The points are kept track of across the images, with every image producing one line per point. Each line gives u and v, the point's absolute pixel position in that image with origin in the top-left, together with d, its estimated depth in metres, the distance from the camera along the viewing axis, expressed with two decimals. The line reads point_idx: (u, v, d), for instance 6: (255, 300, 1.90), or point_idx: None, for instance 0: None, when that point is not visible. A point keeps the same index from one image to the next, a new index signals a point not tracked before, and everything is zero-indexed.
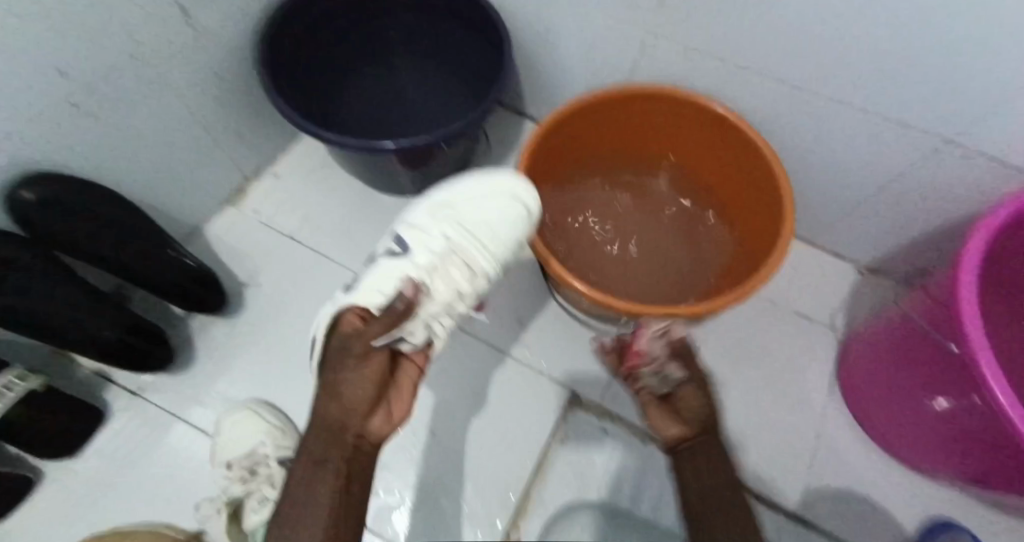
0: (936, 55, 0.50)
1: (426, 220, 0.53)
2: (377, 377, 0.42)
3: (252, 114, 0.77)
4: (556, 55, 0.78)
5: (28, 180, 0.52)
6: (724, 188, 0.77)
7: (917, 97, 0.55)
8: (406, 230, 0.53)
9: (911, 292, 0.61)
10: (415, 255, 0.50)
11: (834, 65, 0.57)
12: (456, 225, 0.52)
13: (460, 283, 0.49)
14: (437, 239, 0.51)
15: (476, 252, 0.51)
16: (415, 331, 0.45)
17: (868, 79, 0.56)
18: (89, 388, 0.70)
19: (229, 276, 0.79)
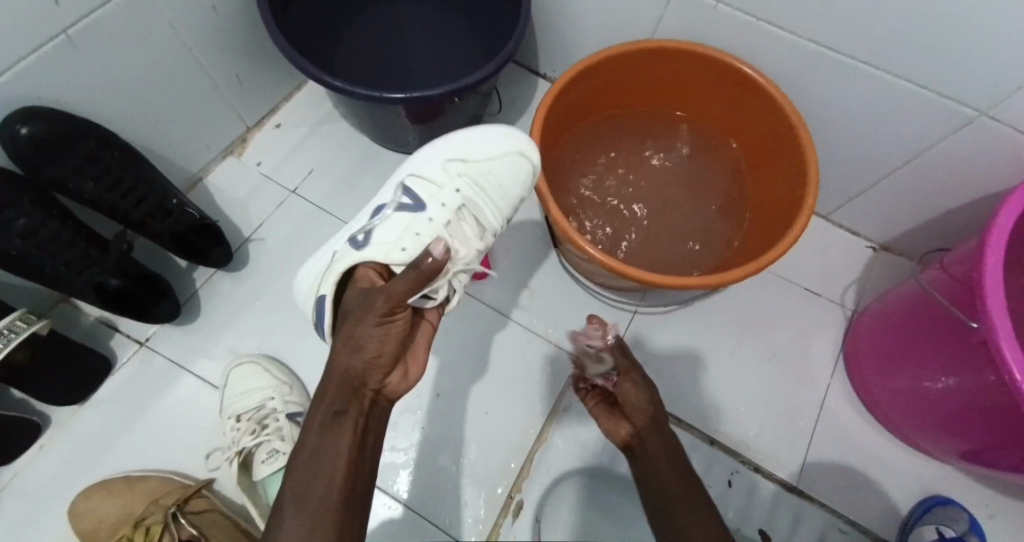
0: (982, 17, 0.47)
1: (437, 172, 0.51)
2: (399, 336, 0.41)
3: (255, 59, 0.74)
4: (575, 7, 0.74)
5: (20, 115, 0.48)
6: (745, 151, 0.74)
7: (955, 65, 0.53)
8: (416, 182, 0.51)
9: (931, 269, 0.60)
10: (429, 213, 0.48)
11: (871, 27, 0.54)
12: (467, 179, 0.50)
13: (473, 241, 0.48)
14: (450, 195, 0.49)
15: (488, 209, 0.49)
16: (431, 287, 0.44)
17: (908, 44, 0.53)
18: (94, 336, 0.70)
19: (233, 230, 0.77)
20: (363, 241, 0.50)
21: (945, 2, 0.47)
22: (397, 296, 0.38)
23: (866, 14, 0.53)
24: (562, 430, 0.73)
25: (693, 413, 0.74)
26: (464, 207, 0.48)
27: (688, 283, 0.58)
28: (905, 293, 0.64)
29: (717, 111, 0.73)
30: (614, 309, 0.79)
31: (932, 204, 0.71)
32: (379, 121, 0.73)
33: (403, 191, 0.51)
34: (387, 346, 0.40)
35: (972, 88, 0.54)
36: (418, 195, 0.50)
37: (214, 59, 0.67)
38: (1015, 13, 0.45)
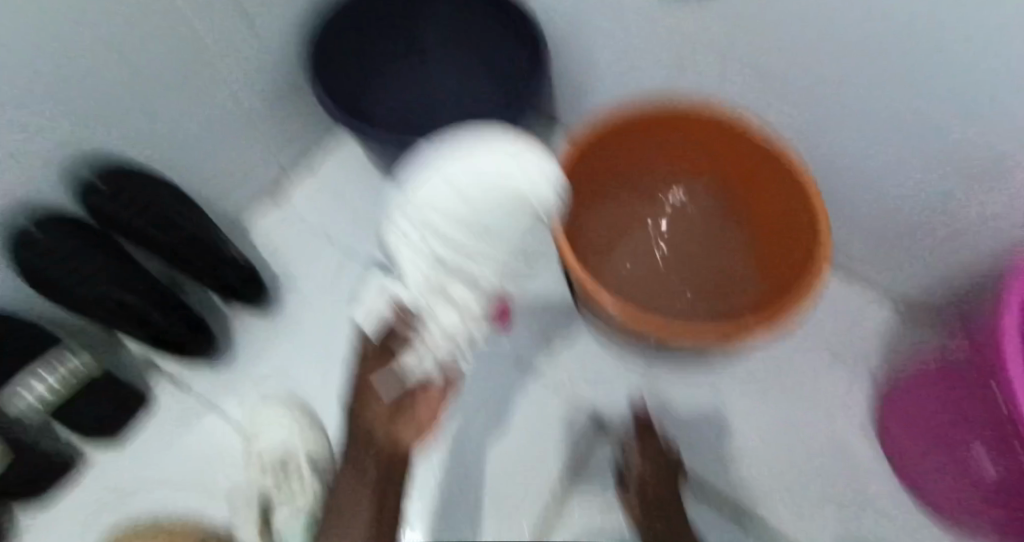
0: None
1: (404, 225, 0.43)
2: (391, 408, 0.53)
3: (289, 109, 0.79)
4: (591, 63, 0.78)
5: (104, 174, 0.56)
6: (755, 206, 0.74)
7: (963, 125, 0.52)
8: (389, 237, 0.46)
9: (975, 337, 0.56)
10: (403, 281, 0.45)
11: (869, 90, 0.55)
12: (431, 235, 0.42)
13: (457, 302, 0.45)
14: (418, 258, 0.44)
15: (471, 266, 0.44)
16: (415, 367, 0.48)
17: (909, 117, 0.55)
18: (139, 373, 0.74)
19: (264, 268, 0.81)
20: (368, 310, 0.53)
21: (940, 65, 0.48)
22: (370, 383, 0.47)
23: (866, 94, 0.55)
24: (577, 493, 0.73)
25: (713, 474, 0.73)
26: (441, 270, 0.44)
27: (706, 338, 0.58)
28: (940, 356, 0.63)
29: (722, 173, 0.76)
30: (629, 361, 0.79)
31: None
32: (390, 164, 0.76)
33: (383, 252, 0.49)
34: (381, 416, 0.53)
35: None
36: (392, 260, 0.47)
37: (257, 112, 0.73)
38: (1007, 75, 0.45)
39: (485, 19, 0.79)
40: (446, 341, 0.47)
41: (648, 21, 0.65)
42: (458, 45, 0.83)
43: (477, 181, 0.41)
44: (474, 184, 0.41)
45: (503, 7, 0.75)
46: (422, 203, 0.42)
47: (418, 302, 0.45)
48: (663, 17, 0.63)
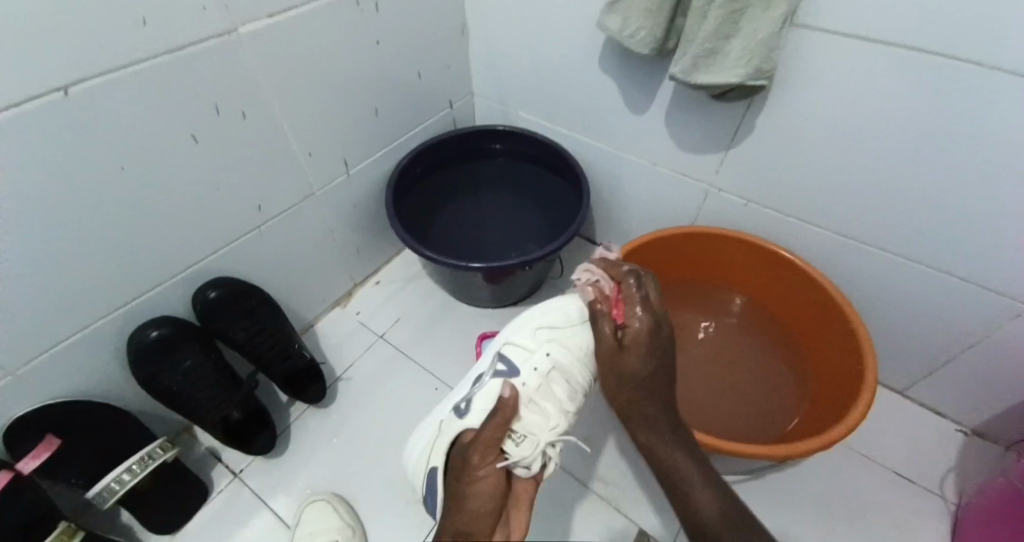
0: (1003, 202, 0.53)
1: (527, 338, 0.58)
2: (494, 496, 0.45)
3: (371, 231, 0.90)
4: (627, 198, 0.87)
5: (215, 281, 0.66)
6: (793, 323, 0.78)
7: (997, 251, 0.57)
8: (507, 347, 0.59)
9: None
10: (524, 377, 0.56)
11: (902, 216, 0.61)
12: (556, 344, 0.57)
13: (564, 399, 0.56)
14: (541, 358, 0.57)
15: (574, 371, 0.57)
16: (525, 454, 0.49)
17: (927, 235, 0.60)
18: (201, 464, 0.77)
19: (328, 368, 0.86)
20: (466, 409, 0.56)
21: (964, 194, 0.55)
22: (484, 442, 0.47)
23: (888, 205, 0.61)
24: None
25: None
26: (552, 370, 0.56)
27: (753, 453, 0.59)
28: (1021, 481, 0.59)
29: (768, 287, 0.79)
30: None
31: (1003, 393, 0.69)
32: (456, 279, 0.85)
33: (497, 358, 0.59)
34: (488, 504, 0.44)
35: (1006, 280, 0.58)
36: (512, 360, 0.58)
37: (345, 235, 0.84)
38: None
39: (532, 161, 0.91)
40: (554, 437, 0.52)
41: (686, 165, 0.75)
42: (516, 183, 0.95)
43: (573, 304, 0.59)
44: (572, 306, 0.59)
45: (548, 154, 0.88)
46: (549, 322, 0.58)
47: (533, 395, 0.54)
48: (702, 161, 0.73)
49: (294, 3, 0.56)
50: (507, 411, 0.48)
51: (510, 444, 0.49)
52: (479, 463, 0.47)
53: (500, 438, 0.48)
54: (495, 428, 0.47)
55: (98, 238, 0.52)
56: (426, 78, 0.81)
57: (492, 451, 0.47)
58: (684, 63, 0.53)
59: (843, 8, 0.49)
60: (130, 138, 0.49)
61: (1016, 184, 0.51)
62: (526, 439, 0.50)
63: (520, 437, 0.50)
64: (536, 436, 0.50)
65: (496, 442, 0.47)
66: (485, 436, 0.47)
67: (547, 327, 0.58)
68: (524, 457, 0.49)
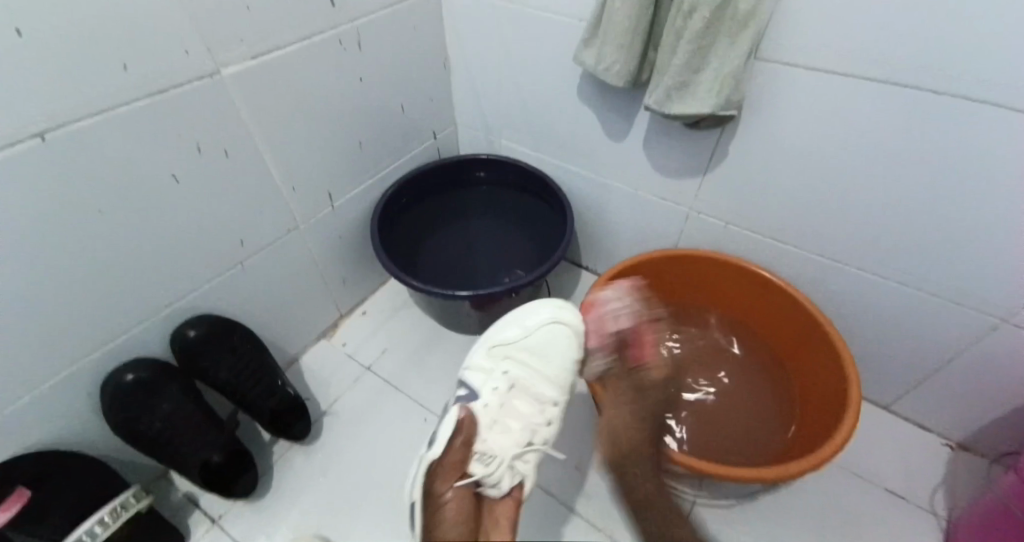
0: (969, 220, 0.55)
1: (485, 359, 0.60)
2: (464, 517, 0.49)
3: (357, 262, 0.90)
4: (610, 223, 0.89)
5: (195, 319, 0.65)
6: (777, 342, 0.79)
7: (967, 267, 0.58)
8: (467, 371, 0.60)
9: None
10: (485, 397, 0.58)
11: (875, 236, 0.63)
12: (510, 360, 0.59)
13: (530, 415, 0.58)
14: (499, 377, 0.58)
15: (536, 384, 0.58)
16: (490, 471, 0.52)
17: (901, 253, 0.62)
18: (179, 512, 0.74)
19: (313, 403, 0.85)
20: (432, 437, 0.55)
21: (934, 213, 0.57)
22: (449, 466, 0.51)
23: (862, 225, 0.63)
24: None
25: None
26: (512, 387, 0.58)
27: (745, 477, 0.59)
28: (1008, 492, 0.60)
29: (752, 309, 0.80)
30: None
31: (986, 406, 0.70)
32: (443, 307, 0.85)
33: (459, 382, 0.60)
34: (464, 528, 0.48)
35: (980, 296, 0.60)
36: (473, 384, 0.59)
37: (330, 266, 0.84)
38: (997, 216, 0.53)
39: (516, 189, 0.93)
40: (522, 452, 0.55)
41: (666, 189, 0.77)
42: (500, 211, 0.96)
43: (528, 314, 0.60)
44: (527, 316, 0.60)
45: (532, 182, 0.89)
46: (503, 339, 0.60)
47: (496, 414, 0.56)
48: (681, 186, 0.75)
49: (279, 41, 0.57)
50: (466, 434, 0.53)
51: (476, 465, 0.52)
52: (446, 488, 0.50)
53: (465, 459, 0.52)
54: (455, 453, 0.51)
55: (76, 280, 0.51)
56: (409, 113, 0.82)
57: (455, 474, 0.51)
58: (658, 95, 0.55)
59: (807, 40, 0.52)
60: (111, 179, 0.49)
61: (981, 204, 0.53)
62: (492, 459, 0.52)
63: (485, 457, 0.53)
64: (501, 454, 0.53)
65: (460, 466, 0.51)
66: (445, 462, 0.50)
67: (504, 343, 0.60)
68: (491, 474, 0.52)
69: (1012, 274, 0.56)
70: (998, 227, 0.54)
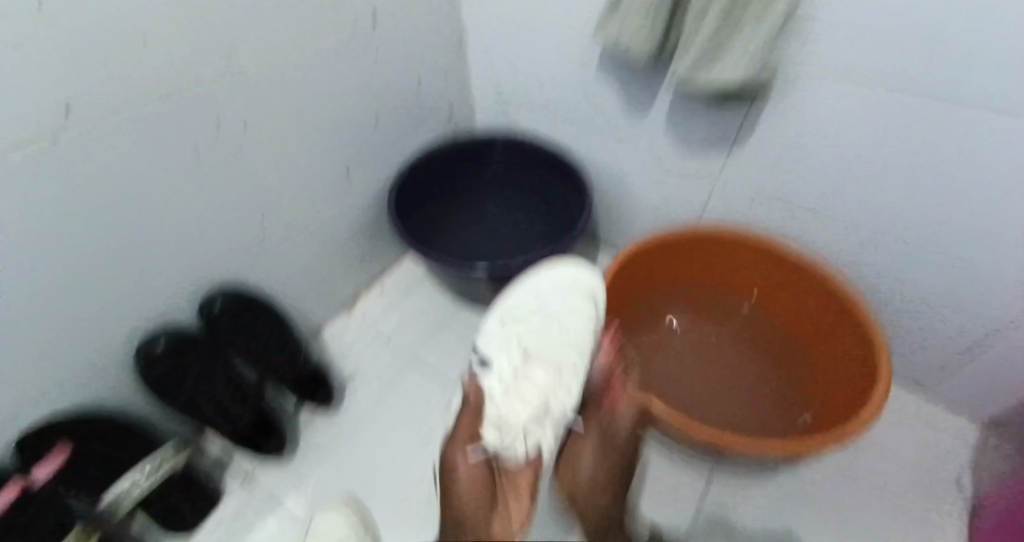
0: (1015, 199, 0.52)
1: (499, 328, 0.55)
2: (478, 483, 0.49)
3: (375, 235, 0.90)
4: (631, 197, 0.87)
5: (219, 289, 0.67)
6: (802, 320, 0.77)
7: (1008, 248, 0.55)
8: (481, 341, 0.55)
9: None
10: (499, 365, 0.52)
11: (910, 212, 0.60)
12: (525, 327, 0.55)
13: (547, 384, 0.51)
14: (514, 345, 0.53)
15: (554, 352, 0.53)
16: (504, 442, 0.49)
17: (939, 232, 0.59)
18: (212, 471, 0.77)
19: (335, 373, 0.86)
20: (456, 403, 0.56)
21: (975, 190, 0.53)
22: (462, 434, 0.50)
23: (896, 202, 0.60)
24: None
25: None
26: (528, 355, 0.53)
27: (764, 453, 0.58)
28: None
29: (777, 286, 0.77)
30: (688, 474, 0.76)
31: (1021, 391, 0.67)
32: (461, 281, 0.85)
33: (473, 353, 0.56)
34: (477, 496, 0.48)
35: (1021, 278, 0.57)
36: (486, 353, 0.54)
37: (348, 240, 0.84)
38: None
39: (534, 161, 0.91)
40: (541, 421, 0.50)
41: (689, 163, 0.74)
42: (518, 184, 0.94)
43: (539, 283, 0.59)
44: (539, 283, 0.59)
45: (551, 155, 0.87)
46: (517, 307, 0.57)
47: (511, 382, 0.51)
48: (705, 159, 0.72)
49: (292, 12, 0.55)
50: (477, 403, 0.51)
51: (489, 434, 0.49)
52: (460, 455, 0.50)
53: (476, 428, 0.50)
54: (466, 420, 0.51)
55: (104, 253, 0.52)
56: (425, 83, 0.80)
57: (468, 441, 0.50)
58: (685, 65, 0.52)
59: (849, 6, 0.48)
60: (134, 153, 0.49)
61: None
62: (507, 428, 0.49)
63: (499, 427, 0.49)
64: (516, 422, 0.49)
65: (471, 434, 0.50)
66: (460, 427, 0.51)
67: (519, 311, 0.56)
68: (504, 443, 0.49)
69: None
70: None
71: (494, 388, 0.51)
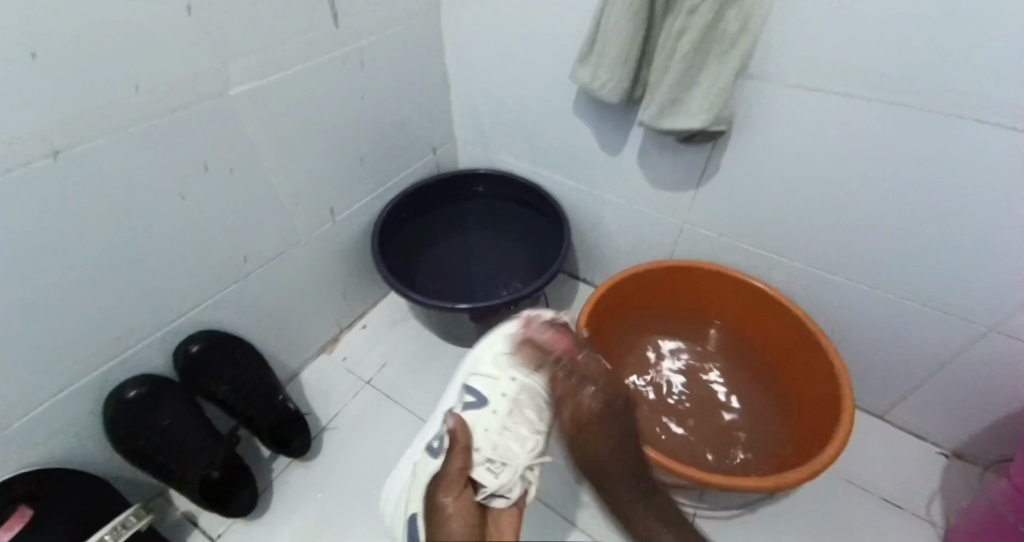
0: (953, 234, 0.57)
1: (492, 367, 0.57)
2: (471, 525, 0.44)
3: (357, 276, 0.91)
4: (606, 236, 0.90)
5: (195, 336, 0.66)
6: (773, 352, 0.80)
7: (953, 278, 0.60)
8: (474, 378, 0.57)
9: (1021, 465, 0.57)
10: (492, 405, 0.54)
11: (864, 247, 0.64)
12: (518, 366, 0.57)
13: (536, 423, 0.53)
14: (508, 384, 0.55)
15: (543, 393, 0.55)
16: (501, 479, 0.48)
17: (891, 264, 0.64)
18: (179, 530, 0.73)
19: (313, 418, 0.85)
20: (438, 447, 0.53)
21: (918, 226, 0.59)
22: (454, 474, 0.47)
23: (849, 237, 0.65)
24: None
25: None
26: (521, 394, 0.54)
27: (744, 485, 0.59)
28: (1000, 495, 0.61)
29: (744, 315, 0.81)
30: None
31: (978, 413, 0.71)
32: (442, 320, 0.86)
33: (464, 390, 0.57)
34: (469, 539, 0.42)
35: (967, 306, 0.62)
36: (480, 391, 0.56)
37: (330, 281, 0.85)
38: (980, 229, 0.55)
39: (513, 203, 0.94)
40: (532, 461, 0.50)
41: (659, 203, 0.78)
42: (498, 225, 0.97)
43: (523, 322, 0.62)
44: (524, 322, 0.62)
45: (528, 197, 0.90)
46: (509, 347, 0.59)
47: (504, 421, 0.52)
48: (675, 200, 0.76)
49: (286, 62, 0.59)
50: (462, 439, 0.49)
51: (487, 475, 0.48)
52: (449, 502, 0.46)
53: (466, 467, 0.48)
54: (456, 460, 0.48)
55: (83, 298, 0.52)
56: (408, 131, 0.84)
57: (461, 482, 0.47)
58: (651, 111, 0.57)
59: (795, 58, 0.54)
60: (121, 198, 0.50)
61: (961, 217, 0.55)
62: (505, 468, 0.49)
63: (494, 466, 0.49)
64: (514, 462, 0.49)
65: (462, 474, 0.48)
66: (450, 472, 0.47)
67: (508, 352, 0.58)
68: (503, 483, 0.48)
69: (995, 284, 0.58)
70: (982, 233, 0.55)
71: (491, 424, 0.52)
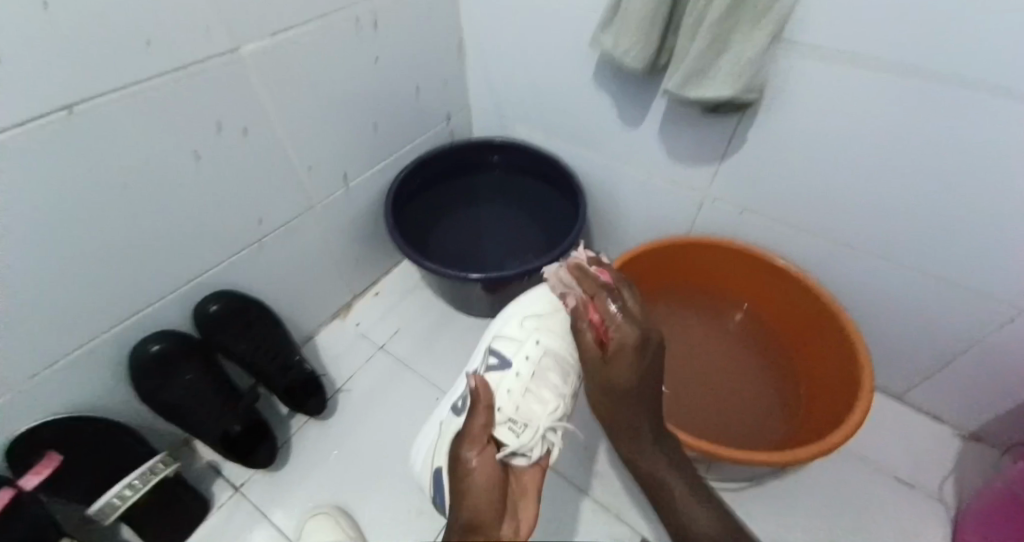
0: (989, 213, 0.54)
1: (516, 329, 0.58)
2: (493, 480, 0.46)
3: (371, 242, 0.91)
4: (623, 208, 0.88)
5: (214, 294, 0.67)
6: (789, 331, 0.79)
7: (984, 260, 0.58)
8: (498, 339, 0.58)
9: None
10: (516, 366, 0.55)
11: (891, 225, 0.62)
12: (544, 330, 0.57)
13: (560, 387, 0.55)
14: (531, 347, 0.56)
15: (565, 355, 0.57)
16: (524, 440, 0.50)
17: (919, 244, 0.61)
18: (202, 479, 0.76)
19: (328, 380, 0.87)
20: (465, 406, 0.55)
21: (952, 204, 0.56)
22: (475, 431, 0.49)
23: (877, 215, 0.62)
24: None
25: None
26: (546, 357, 0.56)
27: (756, 460, 0.59)
28: (1019, 480, 0.60)
29: (762, 293, 0.79)
30: None
31: (998, 398, 0.70)
32: (455, 289, 0.86)
33: (488, 350, 0.58)
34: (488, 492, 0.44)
35: (997, 289, 0.59)
36: (504, 352, 0.57)
37: (344, 247, 0.85)
38: (1018, 208, 0.52)
39: (529, 172, 0.92)
40: (553, 423, 0.53)
41: (678, 175, 0.76)
42: (514, 195, 0.96)
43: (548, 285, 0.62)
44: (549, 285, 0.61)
45: (544, 166, 0.89)
46: (533, 310, 0.59)
47: (528, 382, 0.54)
48: (695, 173, 0.74)
49: (296, 21, 0.57)
50: (486, 398, 0.51)
51: (510, 434, 0.50)
52: (472, 456, 0.47)
53: (488, 426, 0.49)
54: (478, 417, 0.49)
55: (101, 255, 0.53)
56: (423, 96, 0.82)
57: (482, 440, 0.49)
58: (676, 79, 0.54)
59: (830, 22, 0.51)
60: (136, 157, 0.50)
61: (999, 196, 0.52)
62: (526, 429, 0.51)
63: (517, 427, 0.51)
64: (535, 423, 0.52)
65: (482, 433, 0.49)
66: (471, 428, 0.49)
67: (534, 315, 0.58)
68: (525, 444, 0.50)
69: None
70: (1022, 211, 0.52)
71: (514, 385, 0.54)
